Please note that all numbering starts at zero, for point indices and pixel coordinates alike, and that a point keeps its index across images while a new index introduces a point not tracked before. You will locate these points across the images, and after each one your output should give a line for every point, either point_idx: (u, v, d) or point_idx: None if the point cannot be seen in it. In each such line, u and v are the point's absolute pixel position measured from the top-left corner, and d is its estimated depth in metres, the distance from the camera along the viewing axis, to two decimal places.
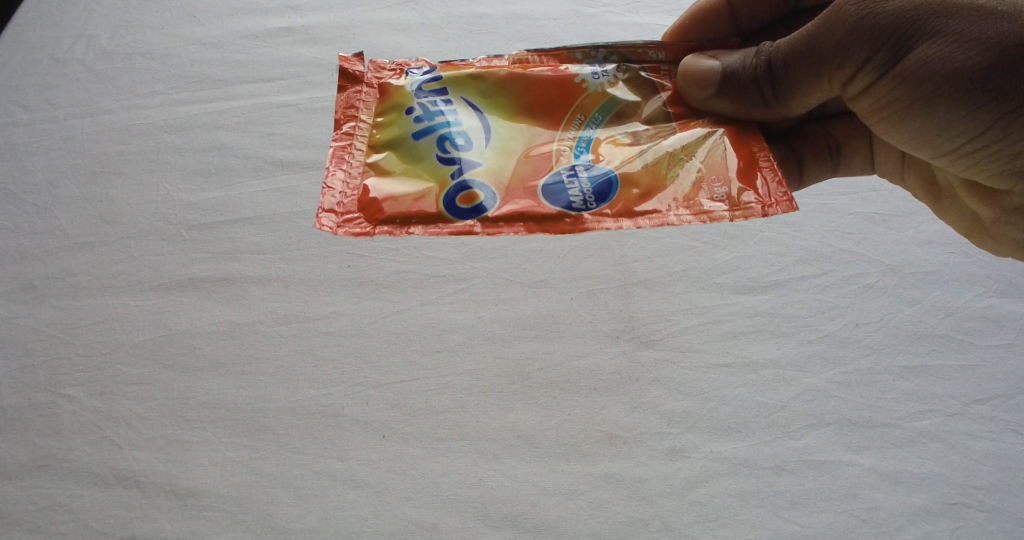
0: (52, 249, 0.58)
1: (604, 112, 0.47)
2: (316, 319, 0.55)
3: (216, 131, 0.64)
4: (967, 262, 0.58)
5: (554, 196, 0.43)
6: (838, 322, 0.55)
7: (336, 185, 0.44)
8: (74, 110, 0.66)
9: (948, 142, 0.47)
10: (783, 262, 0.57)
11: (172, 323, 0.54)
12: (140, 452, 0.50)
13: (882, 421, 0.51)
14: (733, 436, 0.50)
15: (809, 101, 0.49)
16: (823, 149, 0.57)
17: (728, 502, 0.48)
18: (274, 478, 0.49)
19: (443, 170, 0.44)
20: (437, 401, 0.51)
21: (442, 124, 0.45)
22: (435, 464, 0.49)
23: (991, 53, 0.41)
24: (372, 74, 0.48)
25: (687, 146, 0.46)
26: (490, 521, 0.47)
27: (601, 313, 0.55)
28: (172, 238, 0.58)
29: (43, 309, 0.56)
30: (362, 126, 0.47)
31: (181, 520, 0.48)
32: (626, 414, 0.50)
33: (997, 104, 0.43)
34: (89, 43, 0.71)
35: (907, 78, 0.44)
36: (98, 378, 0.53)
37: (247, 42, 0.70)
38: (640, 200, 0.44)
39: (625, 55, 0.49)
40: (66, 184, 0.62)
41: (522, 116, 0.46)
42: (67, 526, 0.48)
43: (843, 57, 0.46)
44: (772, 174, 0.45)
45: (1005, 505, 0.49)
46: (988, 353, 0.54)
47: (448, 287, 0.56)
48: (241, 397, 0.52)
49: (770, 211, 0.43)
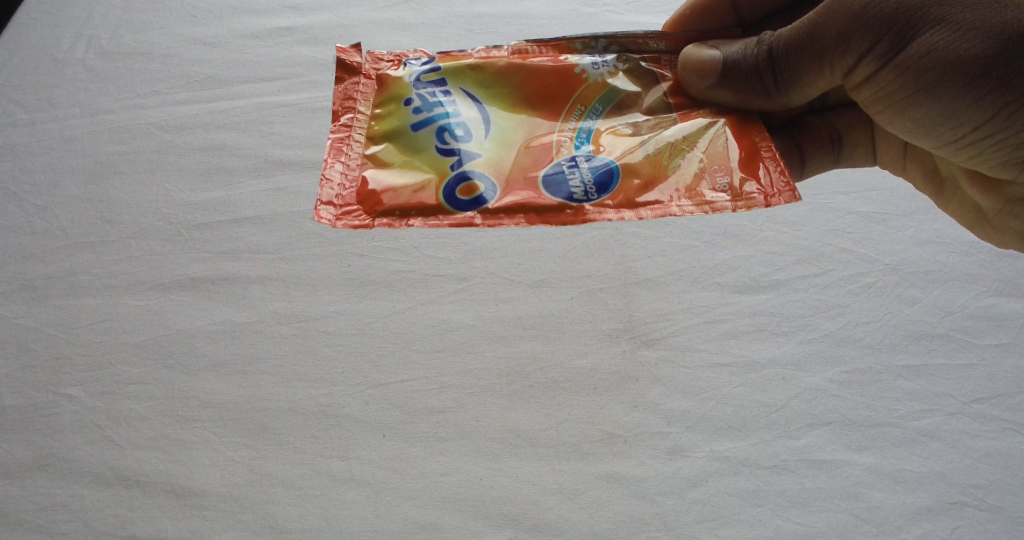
0: (53, 250, 0.58)
1: (604, 103, 0.47)
2: (316, 319, 0.55)
3: (217, 131, 0.64)
4: (967, 261, 0.58)
5: (555, 187, 0.43)
6: (837, 321, 0.55)
7: (335, 177, 0.44)
8: (74, 111, 0.66)
9: (952, 132, 0.47)
10: (782, 261, 0.57)
11: (172, 323, 0.55)
12: (140, 451, 0.50)
13: (882, 420, 0.51)
14: (733, 435, 0.50)
15: (810, 90, 0.49)
16: (824, 140, 0.57)
17: (728, 501, 0.48)
18: (274, 478, 0.49)
19: (443, 161, 0.44)
20: (437, 400, 0.51)
21: (442, 115, 0.45)
22: (435, 464, 0.49)
23: (995, 42, 0.42)
24: (371, 65, 0.48)
25: (689, 136, 0.46)
26: (490, 520, 0.47)
27: (601, 313, 0.55)
28: (173, 238, 0.59)
29: (43, 309, 0.56)
30: (360, 118, 0.47)
31: (181, 519, 0.48)
32: (626, 414, 0.50)
33: (1001, 93, 0.43)
34: (89, 43, 0.71)
35: (910, 67, 0.44)
36: (98, 378, 0.53)
37: (247, 42, 0.70)
38: (642, 191, 0.44)
39: (626, 45, 0.49)
40: (66, 184, 0.62)
41: (522, 106, 0.46)
42: (67, 526, 0.48)
43: (846, 46, 0.46)
44: (774, 164, 0.44)
45: (1005, 505, 0.49)
46: (988, 352, 0.54)
47: (448, 287, 0.56)
48: (241, 396, 0.52)
49: (773, 201, 0.43)
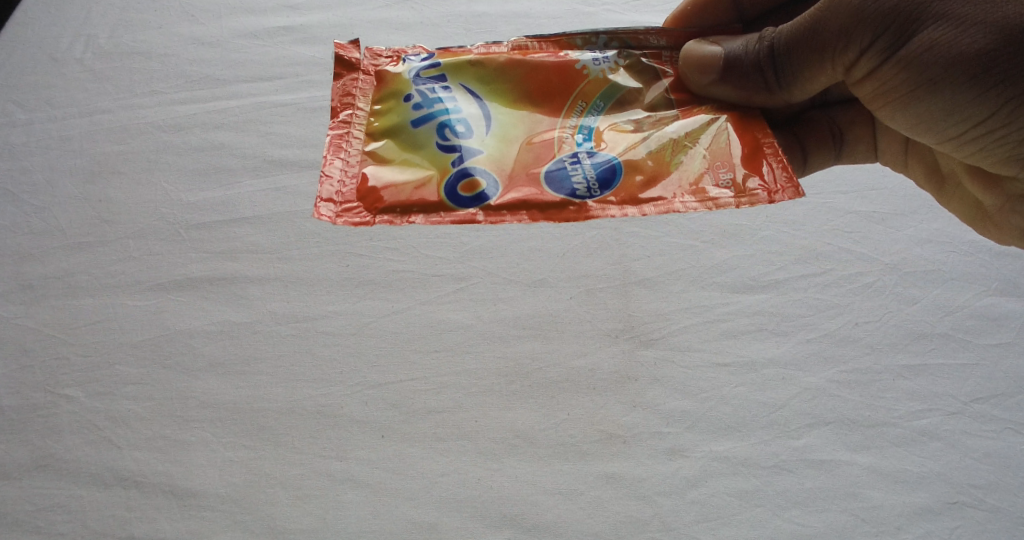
0: (52, 250, 0.58)
1: (605, 99, 0.47)
2: (315, 318, 0.54)
3: (215, 131, 0.64)
4: (968, 260, 0.58)
5: (557, 183, 0.43)
6: (837, 321, 0.55)
7: (335, 173, 0.44)
8: (73, 110, 0.66)
9: (954, 128, 0.47)
10: (782, 260, 0.57)
11: (171, 323, 0.54)
12: (139, 452, 0.50)
13: (881, 420, 0.51)
14: (733, 435, 0.50)
15: (811, 86, 0.49)
16: (825, 134, 0.58)
17: (727, 501, 0.48)
18: (273, 478, 0.49)
19: (443, 157, 0.44)
20: (436, 400, 0.51)
21: (442, 111, 0.45)
22: (434, 464, 0.49)
23: (997, 37, 0.41)
24: (369, 61, 0.49)
25: (691, 132, 0.46)
26: (489, 520, 0.47)
27: (601, 313, 0.54)
28: (172, 238, 0.58)
29: (42, 309, 0.55)
30: (359, 114, 0.47)
31: (180, 520, 0.47)
32: (625, 413, 0.50)
33: (1004, 88, 0.43)
34: (88, 42, 0.70)
35: (912, 62, 0.44)
36: (97, 378, 0.52)
37: (247, 42, 0.70)
38: (645, 187, 0.44)
39: (626, 42, 0.49)
40: (65, 184, 0.62)
41: (523, 103, 0.46)
42: (67, 526, 0.48)
43: (847, 42, 0.45)
44: (778, 160, 0.44)
45: (1004, 505, 0.49)
46: (988, 352, 0.54)
47: (447, 287, 0.56)
48: (239, 396, 0.51)
49: (776, 197, 0.43)
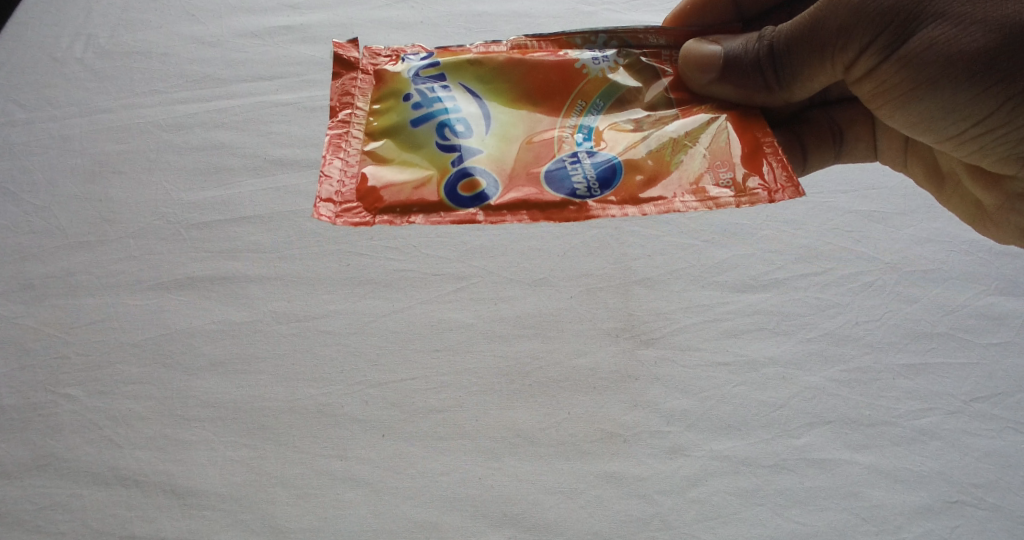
0: (52, 250, 0.58)
1: (605, 99, 0.47)
2: (316, 318, 0.55)
3: (216, 130, 0.64)
4: (969, 260, 0.58)
5: (557, 183, 0.43)
6: (837, 320, 0.55)
7: (334, 173, 0.44)
8: (73, 110, 0.66)
9: (953, 126, 0.47)
10: (782, 259, 0.57)
11: (171, 323, 0.54)
12: (140, 451, 0.50)
13: (881, 419, 0.51)
14: (733, 434, 0.50)
15: (811, 85, 0.49)
16: (825, 133, 0.59)
17: (728, 500, 0.48)
18: (273, 477, 0.49)
19: (443, 156, 0.44)
20: (436, 399, 0.51)
21: (441, 110, 0.45)
22: (434, 463, 0.49)
23: (996, 35, 0.41)
24: (367, 60, 0.49)
25: (691, 131, 0.46)
26: (490, 520, 0.47)
27: (601, 312, 0.55)
28: (172, 237, 0.58)
29: (42, 309, 0.56)
30: (359, 114, 0.47)
31: (180, 519, 0.47)
32: (626, 413, 0.50)
33: (1003, 87, 0.43)
34: (88, 42, 0.71)
35: (912, 61, 0.44)
36: (98, 378, 0.52)
37: (246, 41, 0.70)
38: (645, 186, 0.44)
39: (626, 40, 0.49)
40: (65, 184, 0.62)
41: (523, 102, 0.46)
42: (67, 526, 0.48)
43: (846, 40, 0.45)
44: (778, 159, 0.44)
45: (1004, 504, 0.49)
46: (988, 351, 0.54)
47: (447, 286, 0.56)
48: (239, 395, 0.51)
49: (775, 197, 0.43)
